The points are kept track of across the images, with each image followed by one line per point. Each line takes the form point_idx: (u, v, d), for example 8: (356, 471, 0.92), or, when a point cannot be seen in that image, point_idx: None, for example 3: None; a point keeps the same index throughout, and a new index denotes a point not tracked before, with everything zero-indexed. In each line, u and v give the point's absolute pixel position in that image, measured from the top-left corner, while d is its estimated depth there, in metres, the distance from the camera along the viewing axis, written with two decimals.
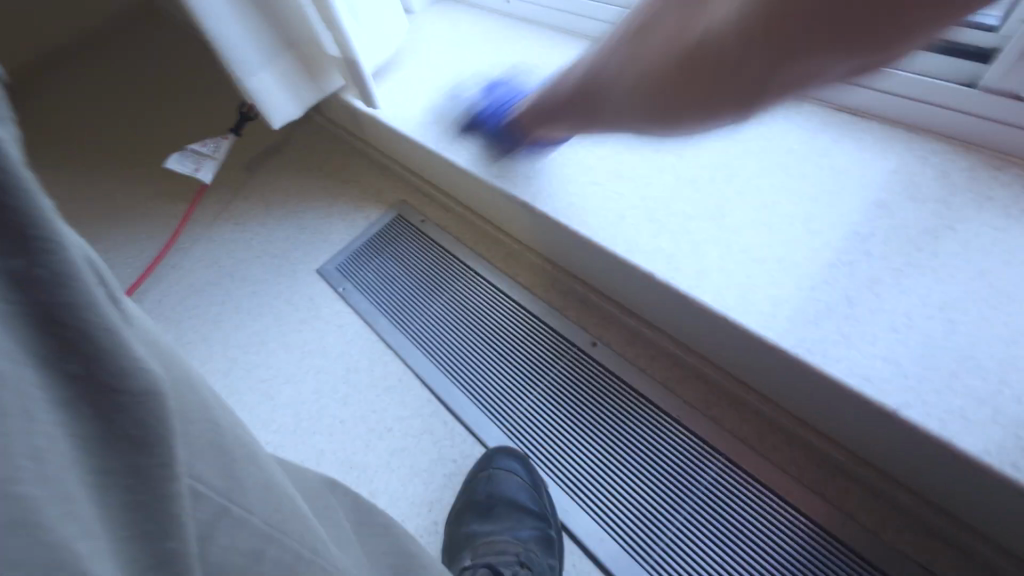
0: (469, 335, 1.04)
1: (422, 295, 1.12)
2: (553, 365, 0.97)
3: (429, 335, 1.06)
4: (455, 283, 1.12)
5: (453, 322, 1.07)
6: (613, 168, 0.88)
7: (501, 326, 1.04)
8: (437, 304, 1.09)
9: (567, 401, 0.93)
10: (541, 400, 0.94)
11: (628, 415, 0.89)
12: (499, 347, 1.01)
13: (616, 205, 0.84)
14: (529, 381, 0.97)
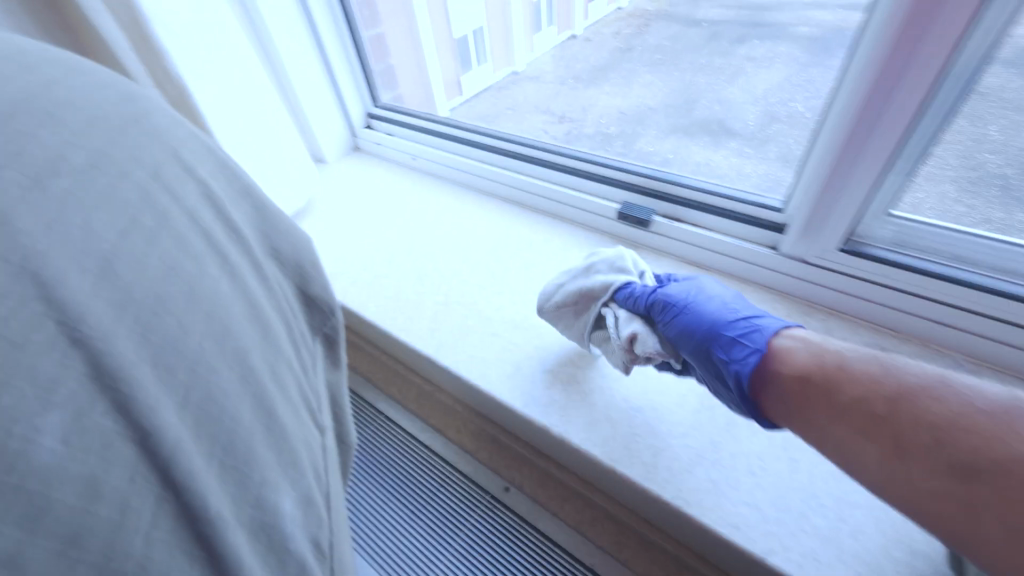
0: (397, 461, 0.98)
1: None
2: (443, 487, 0.93)
3: (365, 462, 0.99)
4: (364, 434, 1.05)
5: (384, 447, 1.01)
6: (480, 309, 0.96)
7: (417, 450, 0.99)
8: (348, 433, 1.05)
9: (457, 522, 0.90)
10: (443, 533, 0.90)
11: (510, 530, 0.87)
12: (418, 476, 0.96)
13: (473, 344, 0.90)
14: (429, 521, 0.92)
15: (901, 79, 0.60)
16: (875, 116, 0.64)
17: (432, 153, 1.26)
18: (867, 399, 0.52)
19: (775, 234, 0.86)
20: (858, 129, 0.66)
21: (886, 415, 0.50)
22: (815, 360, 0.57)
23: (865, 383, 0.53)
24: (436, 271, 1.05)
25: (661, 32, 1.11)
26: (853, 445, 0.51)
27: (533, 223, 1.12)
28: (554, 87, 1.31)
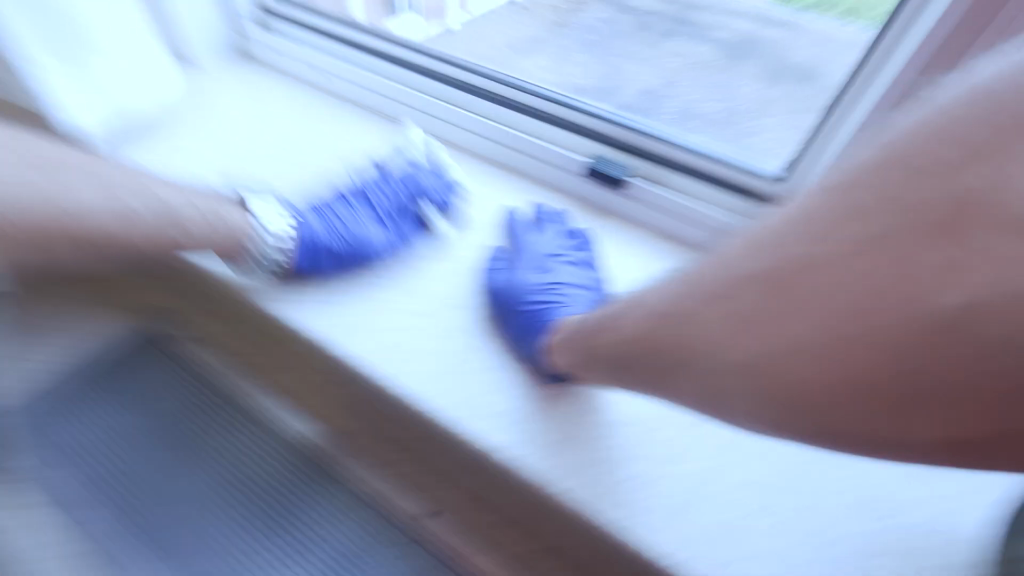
0: (199, 463, 0.73)
1: (146, 464, 0.73)
2: (271, 481, 0.72)
3: (139, 468, 0.72)
4: (230, 441, 0.75)
5: (171, 440, 0.74)
6: (409, 280, 0.73)
7: (246, 455, 0.74)
8: (129, 425, 0.75)
9: (286, 525, 0.70)
10: (265, 540, 0.69)
11: (351, 519, 0.70)
12: (223, 484, 0.72)
13: (400, 338, 0.68)
14: (247, 520, 0.70)
15: (961, 51, 0.51)
16: (919, 87, 0.54)
17: (341, 70, 0.92)
18: (737, 302, 0.40)
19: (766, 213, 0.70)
20: (895, 100, 0.56)
21: (716, 295, 0.42)
22: (651, 319, 0.46)
23: (734, 283, 0.41)
24: (337, 230, 0.75)
25: (597, 11, 1.00)
26: (731, 345, 0.40)
27: (475, 176, 0.86)
28: (487, 50, 0.98)
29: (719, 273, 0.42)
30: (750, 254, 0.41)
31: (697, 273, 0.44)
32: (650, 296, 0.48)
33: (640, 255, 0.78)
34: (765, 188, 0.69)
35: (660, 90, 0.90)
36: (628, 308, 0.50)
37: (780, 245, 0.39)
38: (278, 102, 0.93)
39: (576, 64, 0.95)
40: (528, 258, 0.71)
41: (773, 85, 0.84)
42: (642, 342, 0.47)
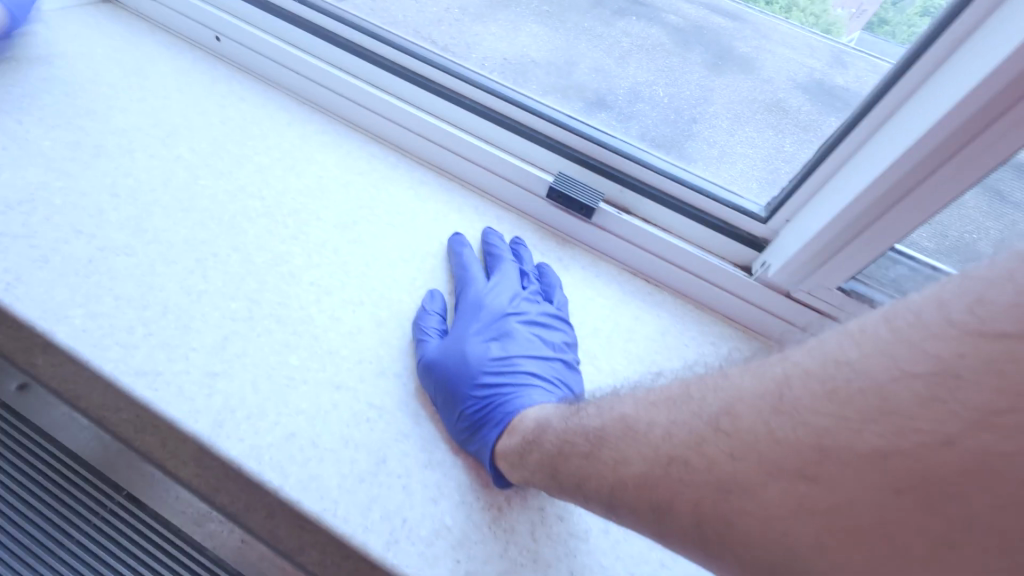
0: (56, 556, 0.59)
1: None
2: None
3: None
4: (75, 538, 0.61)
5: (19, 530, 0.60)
6: (310, 321, 0.54)
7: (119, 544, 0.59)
8: None
9: None
10: None
11: None
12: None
13: (291, 405, 0.47)
14: None
15: (957, 157, 0.42)
16: (909, 187, 0.45)
17: (252, 38, 0.75)
18: (773, 434, 0.27)
19: (754, 255, 0.62)
20: (880, 199, 0.47)
21: (736, 432, 0.28)
22: (644, 450, 0.32)
23: (758, 416, 0.28)
24: (236, 255, 0.57)
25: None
26: (775, 500, 0.26)
27: (413, 186, 0.72)
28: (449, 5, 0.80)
29: (729, 399, 0.30)
30: (782, 369, 0.28)
31: (693, 392, 0.32)
32: (635, 414, 0.35)
33: (613, 300, 0.67)
34: (755, 230, 0.60)
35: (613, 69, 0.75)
36: (606, 424, 0.36)
37: (834, 364, 0.26)
38: (163, 81, 0.75)
39: (528, 34, 0.78)
40: (483, 318, 0.54)
41: (714, 74, 0.72)
42: (630, 482, 0.33)
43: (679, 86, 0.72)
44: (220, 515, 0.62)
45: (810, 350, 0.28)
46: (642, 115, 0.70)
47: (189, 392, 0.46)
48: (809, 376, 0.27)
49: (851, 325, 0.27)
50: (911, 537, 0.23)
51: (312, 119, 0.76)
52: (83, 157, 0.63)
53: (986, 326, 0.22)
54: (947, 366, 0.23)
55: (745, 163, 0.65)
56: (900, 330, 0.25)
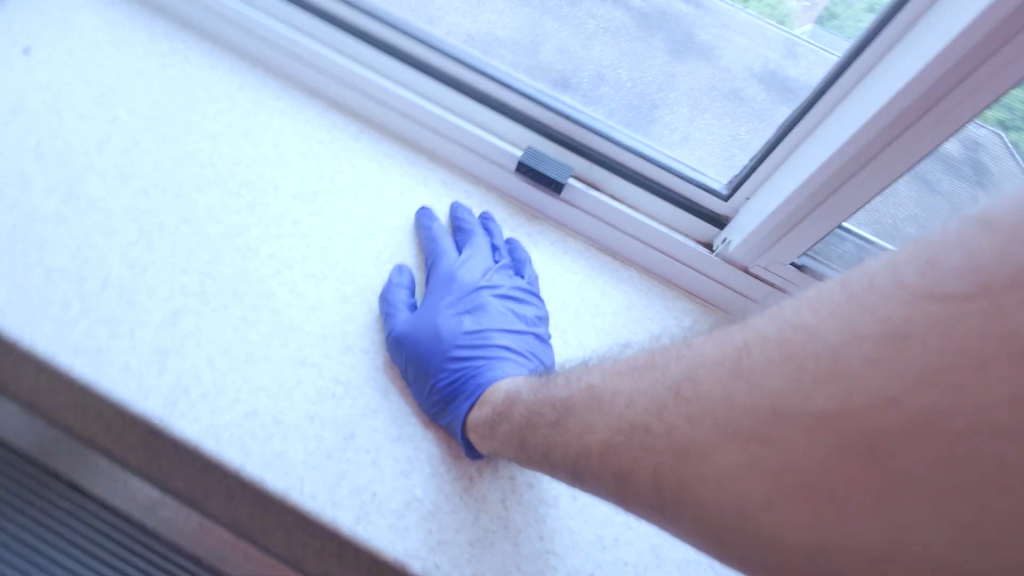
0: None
1: None
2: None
3: None
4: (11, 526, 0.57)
5: None
6: (271, 295, 0.51)
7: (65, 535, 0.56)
8: None
9: None
10: None
11: None
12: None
13: (252, 382, 0.45)
14: None
15: (912, 129, 0.44)
16: (861, 164, 0.47)
17: None
18: (732, 399, 0.28)
19: (715, 230, 0.64)
20: (840, 170, 0.48)
21: (698, 397, 0.29)
22: (610, 418, 0.33)
23: (718, 381, 0.29)
24: (186, 226, 0.54)
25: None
26: (732, 460, 0.27)
27: (378, 157, 0.69)
28: None
29: (691, 365, 0.30)
30: (743, 335, 0.29)
31: (657, 362, 0.33)
32: (602, 384, 0.35)
33: (581, 277, 0.68)
34: (718, 207, 0.62)
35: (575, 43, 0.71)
36: (574, 394, 0.37)
37: (790, 328, 0.27)
38: (93, 34, 0.68)
39: (492, 10, 0.71)
40: (453, 290, 0.54)
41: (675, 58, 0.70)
42: (595, 449, 0.34)
43: (642, 71, 0.70)
44: (175, 500, 0.59)
45: (767, 317, 0.29)
46: (607, 99, 0.68)
47: (136, 371, 0.43)
48: (766, 341, 0.28)
49: (807, 293, 0.28)
50: (858, 492, 0.24)
51: (266, 83, 0.71)
52: (1, 116, 0.57)
53: (933, 288, 0.24)
54: (899, 327, 0.24)
55: (706, 148, 0.66)
56: (857, 296, 0.26)
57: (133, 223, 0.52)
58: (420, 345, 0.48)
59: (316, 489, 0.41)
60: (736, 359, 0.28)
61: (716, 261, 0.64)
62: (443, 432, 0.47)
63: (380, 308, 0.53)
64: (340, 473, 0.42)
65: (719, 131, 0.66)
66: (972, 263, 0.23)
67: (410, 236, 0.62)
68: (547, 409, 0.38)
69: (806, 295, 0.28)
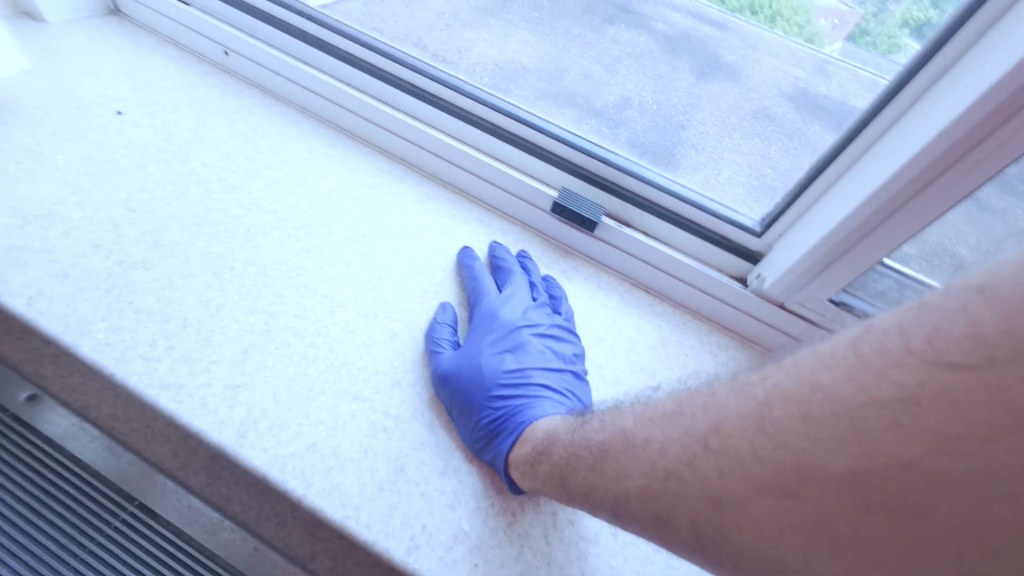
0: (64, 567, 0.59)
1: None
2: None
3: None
4: (87, 543, 0.61)
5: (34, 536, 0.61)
6: (326, 333, 0.55)
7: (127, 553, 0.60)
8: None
9: None
10: None
11: None
12: None
13: (311, 415, 0.49)
14: None
15: (939, 181, 0.46)
16: (897, 206, 0.49)
17: (262, 54, 0.77)
18: (758, 453, 0.29)
19: (749, 267, 0.65)
20: (871, 217, 0.50)
21: (723, 450, 0.31)
22: (644, 465, 0.35)
23: (744, 434, 0.30)
24: (252, 268, 0.59)
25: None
26: (764, 511, 0.29)
27: (420, 198, 0.74)
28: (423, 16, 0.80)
29: (717, 417, 0.32)
30: (764, 389, 0.31)
31: (684, 410, 0.35)
32: (635, 428, 0.37)
33: (614, 311, 0.70)
34: (751, 244, 0.63)
35: (601, 66, 0.79)
36: (608, 438, 0.39)
37: (808, 387, 0.29)
38: (171, 96, 0.76)
39: (519, 40, 0.80)
40: (493, 328, 0.57)
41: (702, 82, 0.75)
42: (631, 494, 0.35)
43: (667, 92, 0.75)
44: (232, 523, 0.63)
45: (785, 370, 0.31)
46: (632, 120, 0.74)
47: (211, 404, 0.47)
48: (784, 398, 0.29)
49: (821, 349, 0.29)
50: (881, 547, 0.25)
51: (319, 132, 0.78)
52: (97, 172, 0.64)
53: (937, 355, 0.24)
54: (909, 391, 0.25)
55: (734, 171, 0.69)
56: (866, 359, 0.27)
57: (205, 266, 0.58)
58: (464, 384, 0.51)
59: (371, 519, 0.44)
60: (759, 415, 0.30)
61: (750, 297, 0.65)
62: (485, 469, 0.49)
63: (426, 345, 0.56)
64: (392, 504, 0.45)
65: (747, 151, 0.70)
66: (975, 330, 0.24)
67: (452, 273, 0.66)
68: (584, 451, 0.40)
69: (820, 352, 0.29)
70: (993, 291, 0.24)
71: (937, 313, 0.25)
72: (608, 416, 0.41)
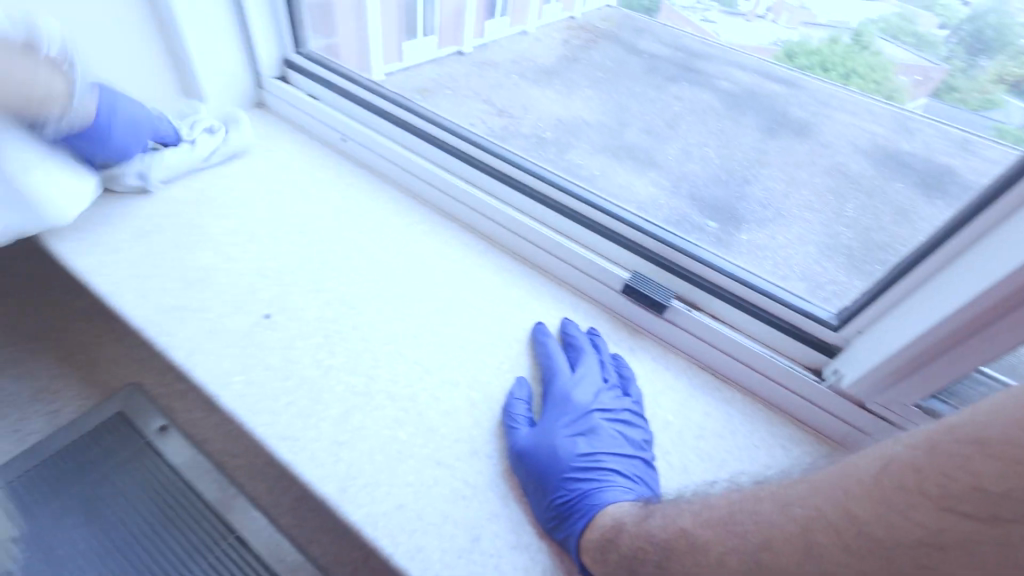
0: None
1: None
2: None
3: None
4: (196, 568, 0.66)
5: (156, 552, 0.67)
6: (414, 396, 0.62)
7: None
8: (115, 532, 0.68)
9: None
10: None
11: None
12: None
13: (400, 476, 0.54)
14: None
15: None
16: (985, 322, 0.48)
17: (374, 141, 0.91)
18: (808, 574, 0.33)
19: (825, 360, 0.64)
20: (947, 336, 0.51)
21: (776, 566, 0.35)
22: (708, 573, 0.38)
23: (794, 554, 0.34)
24: (356, 332, 0.68)
25: (609, 53, 1.31)
26: None
27: (500, 273, 0.81)
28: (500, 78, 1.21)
29: (767, 530, 0.36)
30: (807, 510, 0.35)
31: (739, 518, 0.39)
32: (695, 530, 0.41)
33: (681, 392, 0.71)
34: (828, 337, 0.63)
35: (664, 131, 1.06)
36: (672, 538, 0.42)
37: (845, 517, 0.32)
38: (299, 177, 0.91)
39: (586, 100, 1.15)
40: (564, 408, 0.60)
41: (769, 135, 1.05)
42: None
43: (730, 149, 1.02)
44: (313, 566, 0.68)
45: (822, 496, 0.34)
46: (693, 173, 0.95)
47: (320, 458, 0.54)
48: (825, 526, 0.33)
49: (853, 476, 0.33)
50: None
51: (415, 208, 0.90)
52: (241, 241, 0.78)
53: (948, 502, 0.28)
54: (934, 538, 0.28)
55: (803, 227, 0.81)
56: (894, 499, 0.30)
57: (317, 329, 0.67)
58: (540, 462, 0.54)
59: None
60: (806, 538, 0.34)
61: (826, 392, 0.64)
62: (555, 551, 0.51)
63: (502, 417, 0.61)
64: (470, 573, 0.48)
65: (817, 212, 0.84)
66: (981, 487, 0.26)
67: (525, 345, 0.71)
68: (651, 548, 0.43)
69: (854, 480, 0.33)
70: (992, 448, 0.26)
71: (953, 461, 0.28)
72: (671, 513, 0.44)
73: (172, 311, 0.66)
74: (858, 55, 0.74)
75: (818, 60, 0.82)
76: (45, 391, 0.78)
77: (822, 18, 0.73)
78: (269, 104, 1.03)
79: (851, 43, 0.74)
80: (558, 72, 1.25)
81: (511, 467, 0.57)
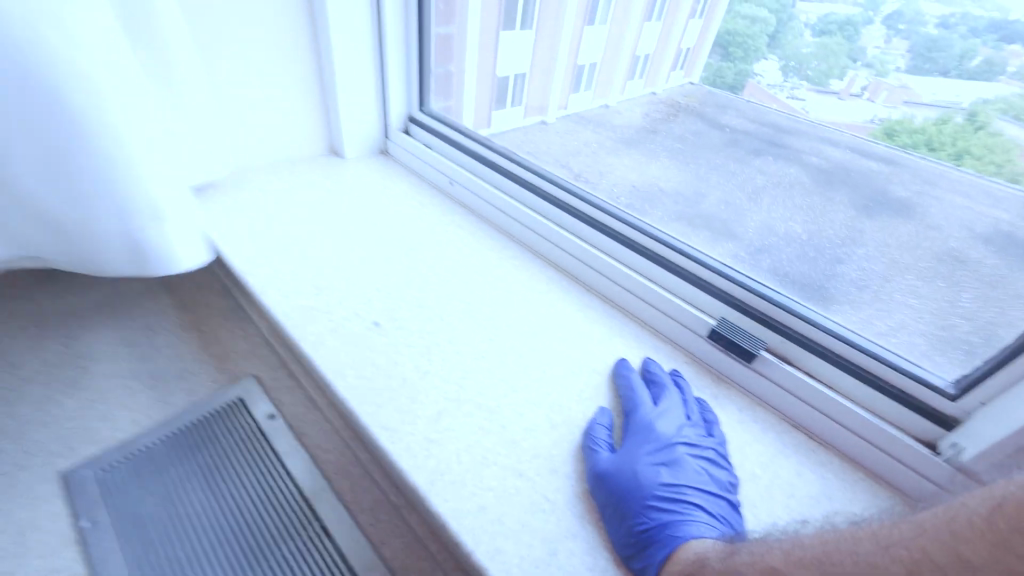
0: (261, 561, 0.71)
1: (223, 552, 0.71)
2: None
3: (218, 546, 0.72)
4: (286, 547, 0.72)
5: (255, 525, 0.74)
6: (499, 408, 0.66)
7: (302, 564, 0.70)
8: (222, 502, 0.76)
9: None
10: None
11: None
12: None
13: (482, 479, 0.57)
14: None
15: None
16: None
17: (478, 186, 1.03)
18: None
19: (940, 432, 0.58)
20: None
21: None
22: None
23: None
24: (450, 346, 0.74)
25: (688, 126, 1.18)
26: None
27: (582, 309, 0.86)
28: (580, 147, 1.19)
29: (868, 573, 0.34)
30: (913, 549, 0.33)
31: (839, 559, 0.37)
32: (784, 567, 0.39)
33: (770, 446, 0.68)
34: (943, 405, 0.58)
35: (741, 204, 1.01)
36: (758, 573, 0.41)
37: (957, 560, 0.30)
38: (414, 212, 1.05)
39: (658, 168, 1.12)
40: (646, 440, 0.62)
41: (863, 215, 0.93)
42: None
43: (821, 226, 0.94)
44: (384, 567, 0.71)
45: (928, 535, 0.33)
46: (778, 247, 0.89)
47: (413, 450, 0.59)
48: (932, 567, 0.31)
49: (960, 514, 0.31)
50: None
51: (508, 248, 0.98)
52: (360, 258, 0.90)
53: None
54: None
55: (907, 314, 0.72)
56: (1006, 540, 0.28)
57: (415, 341, 0.75)
58: (620, 488, 0.55)
59: None
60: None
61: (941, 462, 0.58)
62: None
63: (582, 443, 0.63)
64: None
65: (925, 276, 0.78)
66: None
67: (606, 376, 0.73)
68: None
69: (960, 519, 0.31)
70: None
71: None
72: (760, 553, 0.43)
73: (300, 312, 0.78)
74: (972, 135, 0.64)
75: (922, 140, 0.70)
76: (187, 370, 0.92)
77: (927, 98, 0.66)
78: (394, 155, 1.22)
79: (963, 123, 0.64)
80: (640, 144, 1.18)
81: (588, 490, 0.58)
